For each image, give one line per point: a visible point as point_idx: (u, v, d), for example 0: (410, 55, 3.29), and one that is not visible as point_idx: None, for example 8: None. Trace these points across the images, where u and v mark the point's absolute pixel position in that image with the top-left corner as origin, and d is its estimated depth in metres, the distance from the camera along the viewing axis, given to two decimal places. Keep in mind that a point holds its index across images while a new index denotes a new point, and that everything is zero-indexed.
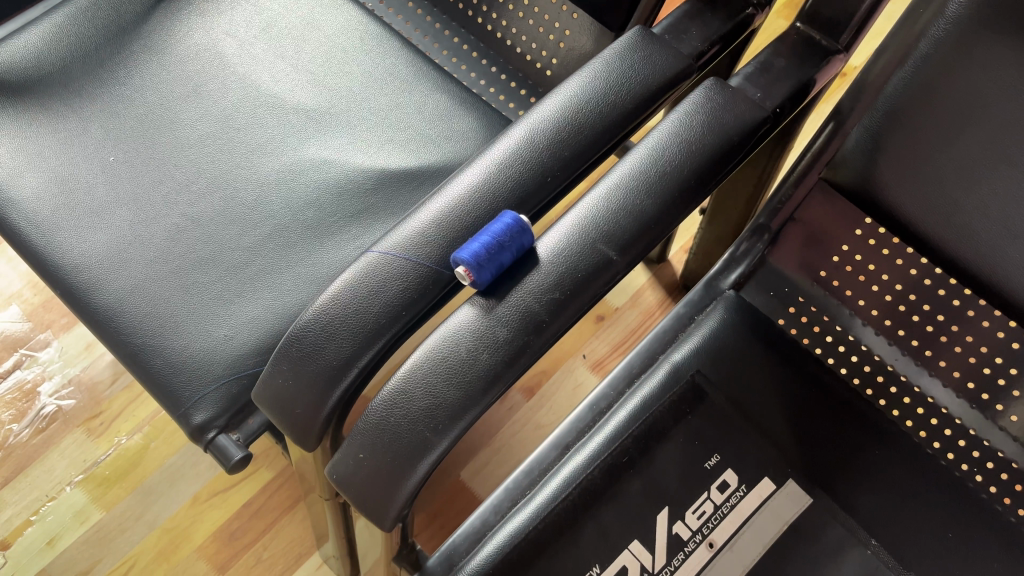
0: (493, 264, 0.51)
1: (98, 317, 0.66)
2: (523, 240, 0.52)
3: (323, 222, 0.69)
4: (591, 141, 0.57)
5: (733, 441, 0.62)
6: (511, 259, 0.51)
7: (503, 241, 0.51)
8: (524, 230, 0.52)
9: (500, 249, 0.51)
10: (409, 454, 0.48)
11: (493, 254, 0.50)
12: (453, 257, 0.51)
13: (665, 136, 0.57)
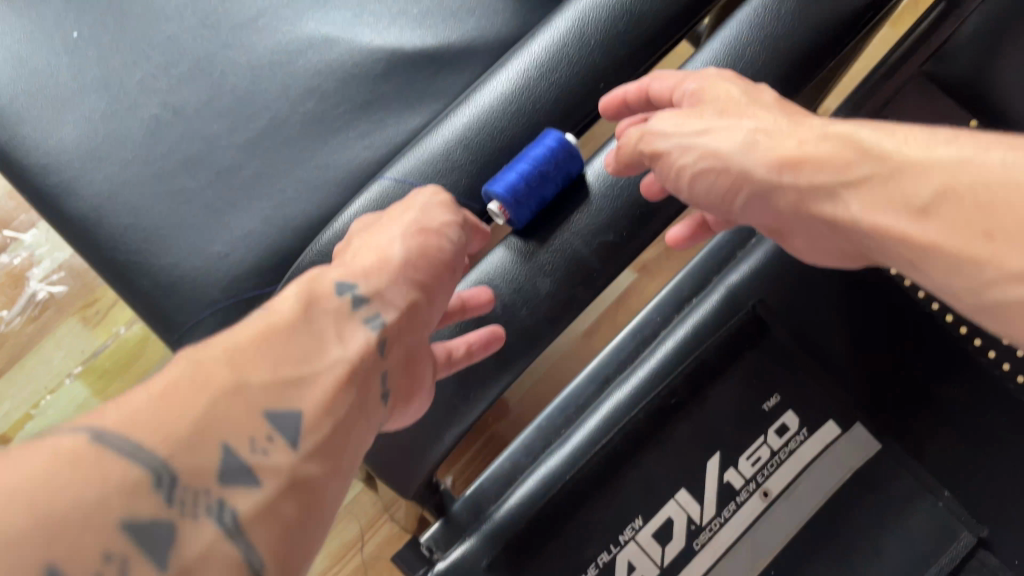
0: (531, 201, 0.45)
1: (75, 227, 0.57)
2: (567, 170, 0.45)
3: (327, 115, 0.59)
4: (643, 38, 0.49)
5: (795, 379, 0.55)
6: (550, 192, 0.46)
7: (546, 175, 0.44)
8: (571, 159, 0.45)
9: (542, 183, 0.45)
10: (437, 421, 0.44)
11: (533, 192, 0.45)
12: (486, 190, 0.45)
13: (737, 36, 0.48)
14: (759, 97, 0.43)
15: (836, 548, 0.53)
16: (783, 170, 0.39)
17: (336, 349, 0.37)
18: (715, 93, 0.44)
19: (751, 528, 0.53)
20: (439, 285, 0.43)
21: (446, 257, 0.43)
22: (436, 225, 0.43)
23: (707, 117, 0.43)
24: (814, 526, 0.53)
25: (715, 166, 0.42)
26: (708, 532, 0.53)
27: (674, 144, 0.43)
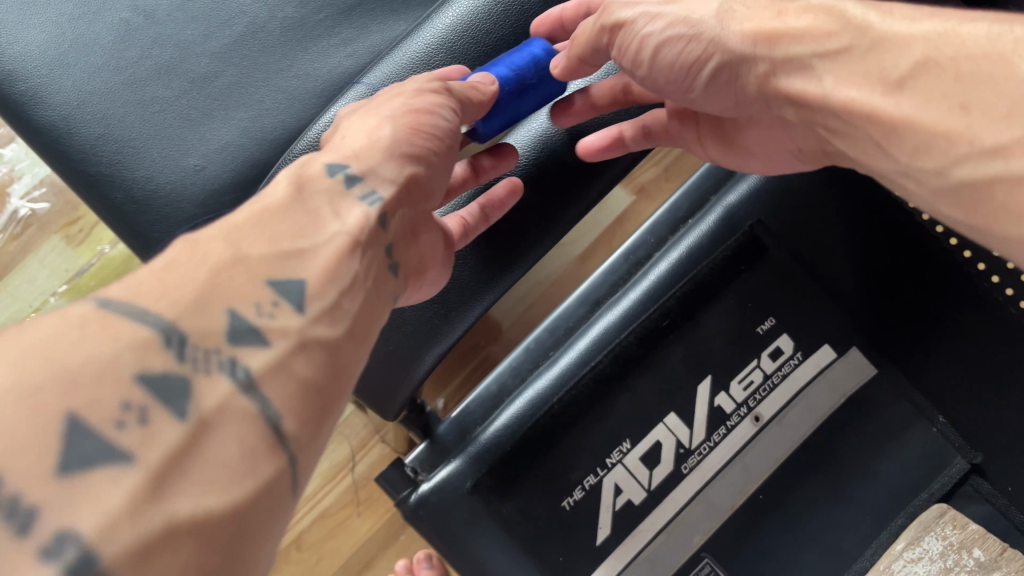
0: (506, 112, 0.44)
1: (44, 138, 0.55)
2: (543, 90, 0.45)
3: (307, 21, 0.56)
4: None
5: (792, 301, 0.54)
6: (526, 109, 0.45)
7: (528, 84, 0.44)
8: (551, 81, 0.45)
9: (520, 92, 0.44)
10: (416, 343, 0.42)
11: (513, 99, 0.44)
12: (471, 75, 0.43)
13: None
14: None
15: (826, 475, 0.52)
16: (752, 36, 0.38)
17: (336, 223, 0.35)
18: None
19: (742, 453, 0.52)
20: (443, 163, 0.41)
21: (451, 132, 0.41)
22: (444, 101, 0.40)
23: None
24: (805, 453, 0.52)
25: (685, 38, 0.40)
26: (697, 456, 0.52)
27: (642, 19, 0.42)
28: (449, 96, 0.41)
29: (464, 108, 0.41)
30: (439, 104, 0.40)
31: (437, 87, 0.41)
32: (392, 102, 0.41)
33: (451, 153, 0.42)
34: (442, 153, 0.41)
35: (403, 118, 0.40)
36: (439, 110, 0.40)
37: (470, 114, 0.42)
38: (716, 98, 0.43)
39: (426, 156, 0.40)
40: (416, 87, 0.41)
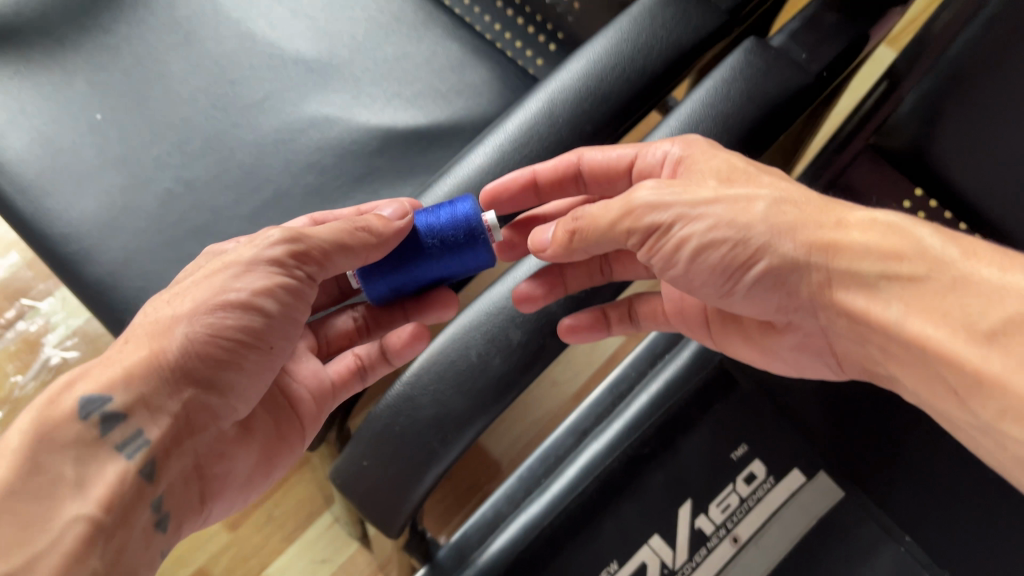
0: (402, 271, 0.52)
1: (90, 290, 0.62)
2: (446, 255, 0.51)
3: (324, 187, 0.65)
4: (635, 91, 0.53)
5: (761, 431, 0.59)
6: (432, 267, 0.52)
7: (420, 251, 0.51)
8: (454, 248, 0.50)
9: (412, 256, 0.51)
10: (415, 466, 0.45)
11: (394, 265, 0.52)
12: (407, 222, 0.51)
13: (721, 79, 0.52)
14: (761, 176, 0.48)
15: None
16: (802, 247, 0.45)
17: (77, 504, 0.40)
18: (707, 168, 0.47)
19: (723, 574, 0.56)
20: (247, 362, 0.47)
21: (262, 324, 0.47)
22: (271, 278, 0.47)
23: (719, 189, 0.46)
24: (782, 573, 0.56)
25: (729, 245, 0.46)
26: None
27: (675, 214, 0.47)
28: (276, 270, 0.47)
29: (274, 294, 0.47)
30: (357, 227, 0.49)
31: (291, 256, 0.47)
32: (220, 282, 0.46)
33: (258, 351, 0.47)
34: (247, 349, 0.46)
35: (212, 320, 0.45)
36: (314, 241, 0.48)
37: (291, 295, 0.48)
38: (760, 300, 0.49)
39: (231, 350, 0.46)
40: (238, 269, 0.46)
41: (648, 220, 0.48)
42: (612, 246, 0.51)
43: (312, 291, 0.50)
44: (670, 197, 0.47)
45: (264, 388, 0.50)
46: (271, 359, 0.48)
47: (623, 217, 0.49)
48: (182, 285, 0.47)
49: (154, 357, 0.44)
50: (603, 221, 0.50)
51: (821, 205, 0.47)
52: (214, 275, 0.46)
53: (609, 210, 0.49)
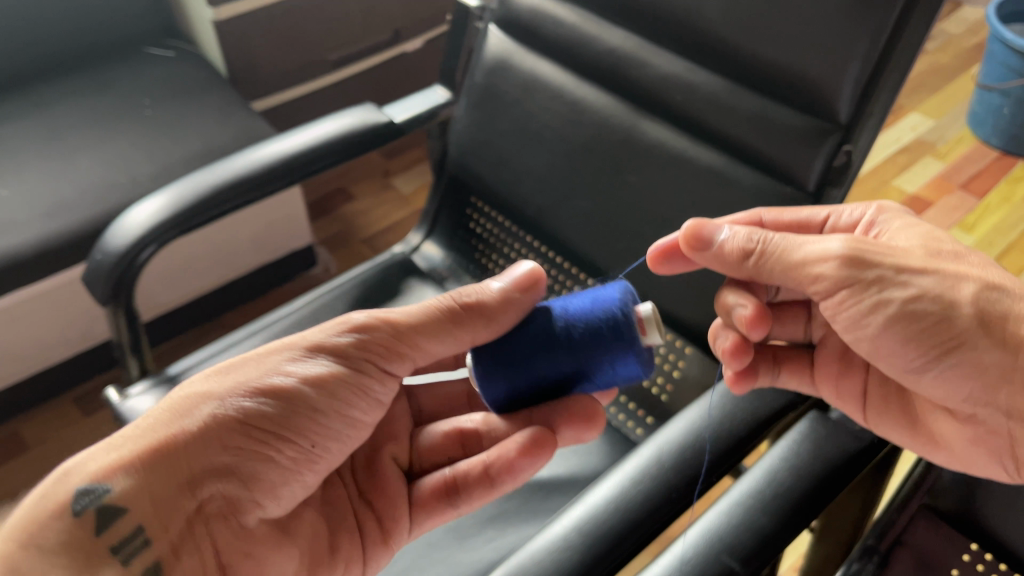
0: (535, 366, 0.61)
1: None
2: (588, 343, 0.59)
3: (463, 525, 0.79)
4: (732, 445, 0.66)
5: None
6: (571, 358, 0.60)
7: (567, 344, 0.60)
8: (590, 336, 0.59)
9: (547, 353, 0.60)
10: None
11: (527, 362, 0.61)
12: (557, 314, 0.62)
13: (794, 438, 0.66)
14: (965, 257, 0.62)
15: None
16: (1008, 342, 0.57)
17: None
18: (910, 239, 0.64)
19: None
20: (278, 452, 0.60)
21: (289, 411, 0.61)
22: (323, 368, 0.63)
23: (927, 261, 0.60)
24: None
25: (941, 320, 0.58)
26: None
27: (867, 293, 0.59)
28: (323, 361, 0.63)
29: (319, 381, 0.62)
30: (446, 306, 0.65)
31: (359, 342, 0.64)
32: (264, 372, 0.62)
33: (291, 443, 0.61)
34: (277, 439, 0.60)
35: (241, 404, 0.60)
36: (377, 327, 0.64)
37: (332, 387, 0.63)
38: (947, 379, 0.60)
39: (263, 433, 0.60)
40: (291, 355, 0.63)
41: (845, 287, 0.60)
42: (786, 277, 0.62)
43: (372, 382, 0.65)
44: (861, 263, 0.59)
45: (293, 486, 0.63)
46: (306, 450, 0.62)
47: (814, 260, 0.60)
48: (225, 370, 0.63)
49: (172, 437, 0.57)
50: (795, 257, 0.61)
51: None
52: (260, 365, 0.62)
53: (804, 252, 0.61)
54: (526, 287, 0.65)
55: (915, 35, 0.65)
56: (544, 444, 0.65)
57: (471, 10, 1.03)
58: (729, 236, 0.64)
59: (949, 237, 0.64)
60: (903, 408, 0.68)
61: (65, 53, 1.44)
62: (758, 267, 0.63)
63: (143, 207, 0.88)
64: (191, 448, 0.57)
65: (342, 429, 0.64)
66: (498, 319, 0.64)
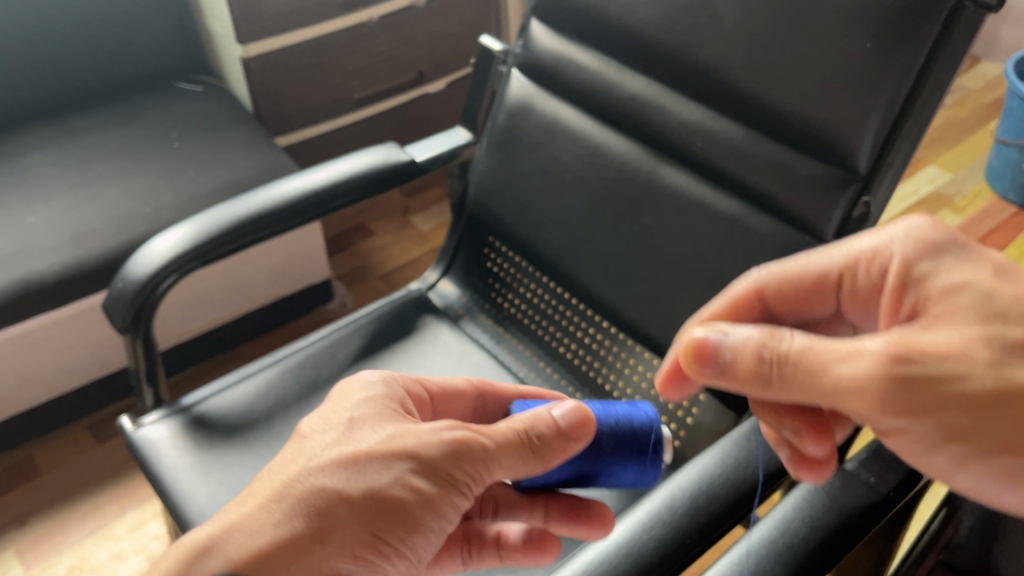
0: (552, 471, 0.60)
1: None
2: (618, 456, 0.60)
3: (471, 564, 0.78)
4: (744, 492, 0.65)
5: None
6: (602, 467, 0.60)
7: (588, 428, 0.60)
8: (624, 446, 0.60)
9: (575, 461, 0.60)
10: None
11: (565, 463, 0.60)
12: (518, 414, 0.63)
13: (808, 488, 0.65)
14: (1008, 290, 0.48)
15: None
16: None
17: None
18: (974, 299, 0.48)
19: None
20: (386, 573, 0.51)
21: (393, 537, 0.50)
22: (440, 488, 0.52)
23: (997, 375, 0.44)
24: None
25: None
26: None
27: (919, 421, 0.46)
28: (440, 475, 0.52)
29: (428, 502, 0.52)
30: (520, 437, 0.56)
31: (471, 462, 0.54)
32: (370, 481, 0.51)
33: (403, 563, 0.52)
34: (391, 562, 0.51)
35: (362, 517, 0.50)
36: (482, 444, 0.54)
37: (448, 508, 0.53)
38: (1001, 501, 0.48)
39: (363, 560, 0.50)
40: (411, 459, 0.52)
41: (887, 417, 0.46)
42: (815, 401, 0.50)
43: (469, 502, 0.55)
44: (904, 391, 0.45)
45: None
46: (409, 568, 0.53)
47: (859, 383, 0.46)
48: (327, 459, 0.52)
49: (284, 543, 0.48)
50: (826, 380, 0.48)
51: None
52: (382, 466, 0.51)
53: (839, 374, 0.47)
54: (576, 420, 0.57)
55: (938, 85, 0.66)
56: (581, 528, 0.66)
57: (496, 54, 1.05)
58: (739, 344, 0.53)
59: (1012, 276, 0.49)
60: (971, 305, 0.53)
61: (96, 86, 1.47)
62: (780, 389, 0.51)
63: (166, 237, 0.90)
64: (309, 565, 0.48)
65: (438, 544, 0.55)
66: (555, 457, 0.56)
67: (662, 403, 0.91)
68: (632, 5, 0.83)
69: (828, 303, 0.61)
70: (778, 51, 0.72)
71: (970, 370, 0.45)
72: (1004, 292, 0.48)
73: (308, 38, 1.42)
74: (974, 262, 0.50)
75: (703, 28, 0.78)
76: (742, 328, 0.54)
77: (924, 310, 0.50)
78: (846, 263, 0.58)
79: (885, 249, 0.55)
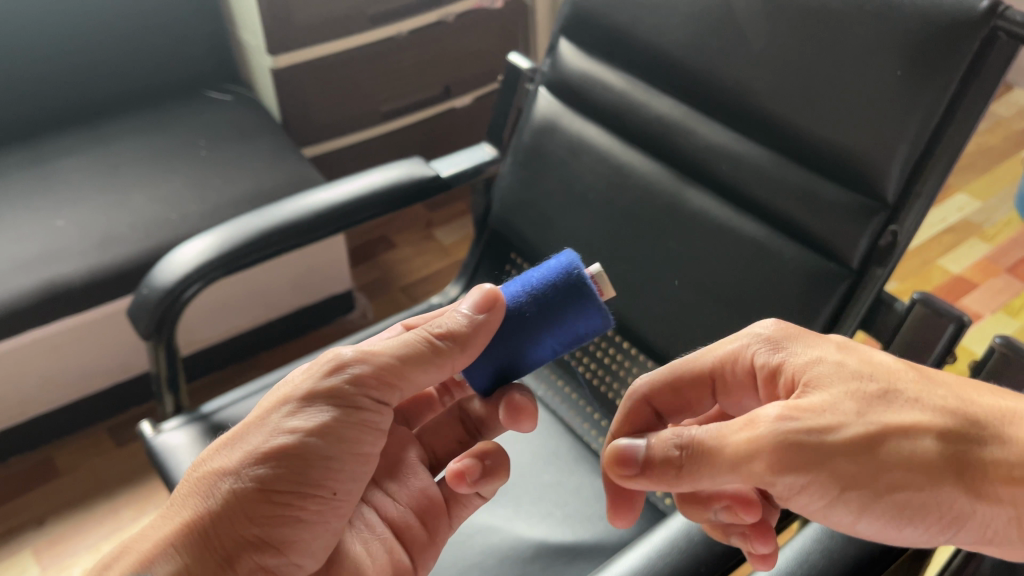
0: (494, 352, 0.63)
1: None
2: (565, 320, 0.61)
3: None
4: (764, 521, 0.64)
5: None
6: (542, 336, 0.61)
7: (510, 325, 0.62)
8: (552, 311, 0.60)
9: (525, 337, 0.62)
10: None
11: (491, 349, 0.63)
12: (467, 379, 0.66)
13: None
14: (897, 392, 0.54)
15: None
16: (1008, 498, 0.51)
17: None
18: (834, 393, 0.54)
19: None
20: (303, 512, 0.58)
21: (301, 465, 0.58)
22: (326, 419, 0.59)
23: (865, 422, 0.52)
24: None
25: (917, 489, 0.51)
26: None
27: (819, 473, 0.52)
28: (322, 407, 0.59)
29: (327, 430, 0.58)
30: (422, 339, 0.61)
31: (360, 392, 0.60)
32: (269, 433, 0.58)
33: (313, 498, 0.59)
34: (301, 498, 0.58)
35: (252, 474, 0.57)
36: (364, 367, 0.60)
37: (342, 432, 0.59)
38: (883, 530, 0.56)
39: (285, 497, 0.57)
40: (289, 407, 0.59)
41: (784, 477, 0.52)
42: (721, 478, 0.54)
43: (375, 414, 0.61)
44: (797, 455, 0.51)
45: (328, 531, 0.61)
46: (329, 499, 0.60)
47: (752, 445, 0.52)
48: (235, 433, 0.60)
49: (197, 515, 0.56)
50: (726, 452, 0.53)
51: (878, 393, 0.54)
52: (264, 425, 0.59)
53: (735, 443, 0.53)
54: (486, 306, 0.61)
55: (969, 115, 0.66)
56: (525, 414, 0.66)
57: (523, 71, 1.05)
58: (653, 441, 0.57)
59: (855, 346, 0.58)
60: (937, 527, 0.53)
61: (128, 93, 1.49)
62: (690, 478, 0.54)
63: (191, 246, 0.90)
64: (221, 527, 0.56)
65: (360, 466, 0.61)
66: (471, 343, 0.61)
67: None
68: (661, 27, 0.83)
69: (703, 398, 0.67)
70: (809, 76, 0.72)
71: (844, 419, 0.52)
72: (858, 389, 0.54)
73: (336, 51, 1.44)
74: (819, 344, 0.59)
75: (733, 52, 0.77)
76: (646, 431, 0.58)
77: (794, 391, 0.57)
78: (714, 363, 0.64)
79: (744, 349, 0.62)
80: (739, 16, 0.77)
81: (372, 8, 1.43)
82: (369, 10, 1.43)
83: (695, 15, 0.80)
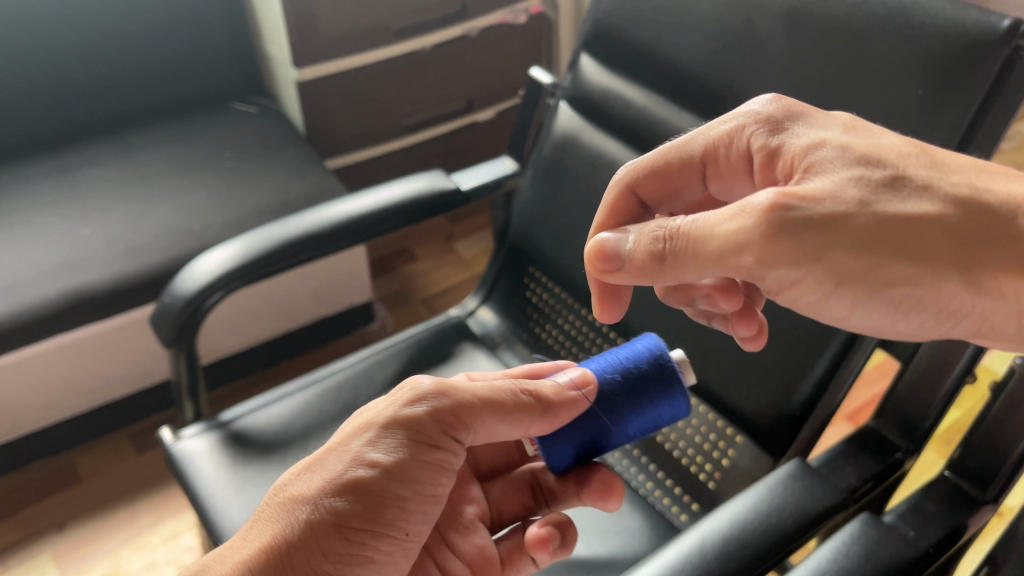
0: (573, 433, 0.65)
1: None
2: (645, 408, 0.64)
3: None
4: (777, 538, 0.64)
5: None
6: (629, 418, 0.65)
7: (601, 399, 0.64)
8: (637, 392, 0.64)
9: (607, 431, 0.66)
10: None
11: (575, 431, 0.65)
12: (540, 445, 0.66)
13: (845, 538, 0.63)
14: (902, 178, 0.53)
15: None
16: (1000, 292, 0.52)
17: None
18: (839, 174, 0.53)
19: None
20: (374, 551, 0.58)
21: (378, 504, 0.57)
22: (416, 460, 0.59)
23: (870, 199, 0.52)
24: None
25: (911, 286, 0.53)
26: None
27: (813, 268, 0.53)
28: (400, 442, 0.59)
29: (401, 468, 0.59)
30: (506, 392, 0.63)
31: (451, 436, 0.61)
32: (349, 462, 0.58)
33: (385, 538, 0.58)
34: (374, 538, 0.57)
35: (337, 507, 0.57)
36: (452, 408, 0.61)
37: (426, 475, 0.60)
38: (868, 317, 0.57)
39: (359, 534, 0.57)
40: (369, 437, 0.59)
41: (774, 270, 0.53)
42: (708, 269, 0.55)
43: (451, 457, 0.62)
44: (786, 239, 0.51)
45: (396, 573, 0.60)
46: (402, 540, 0.59)
47: (741, 235, 0.52)
48: (316, 458, 0.61)
49: (273, 540, 0.56)
50: (713, 242, 0.54)
51: (888, 181, 0.53)
52: (342, 455, 0.59)
53: (724, 232, 0.53)
54: (580, 386, 0.65)
55: (991, 137, 0.66)
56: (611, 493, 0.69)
57: (545, 86, 1.06)
58: (636, 237, 0.59)
59: (866, 125, 0.57)
60: (920, 300, 0.54)
61: (155, 104, 1.52)
62: (674, 270, 0.56)
63: (213, 255, 0.92)
64: (305, 556, 0.56)
65: (433, 509, 0.62)
66: (558, 414, 0.64)
67: (696, 441, 0.90)
68: (682, 44, 0.84)
69: (693, 183, 0.66)
70: (829, 93, 0.72)
71: (846, 210, 0.52)
72: (856, 148, 0.55)
73: (361, 64, 1.45)
74: (824, 126, 0.57)
75: (753, 69, 0.78)
76: (636, 229, 0.59)
77: (794, 173, 0.56)
78: (708, 145, 0.63)
79: (741, 131, 0.61)
80: (760, 33, 0.77)
81: (397, 22, 1.45)
82: (394, 24, 1.45)
83: (716, 32, 0.80)
